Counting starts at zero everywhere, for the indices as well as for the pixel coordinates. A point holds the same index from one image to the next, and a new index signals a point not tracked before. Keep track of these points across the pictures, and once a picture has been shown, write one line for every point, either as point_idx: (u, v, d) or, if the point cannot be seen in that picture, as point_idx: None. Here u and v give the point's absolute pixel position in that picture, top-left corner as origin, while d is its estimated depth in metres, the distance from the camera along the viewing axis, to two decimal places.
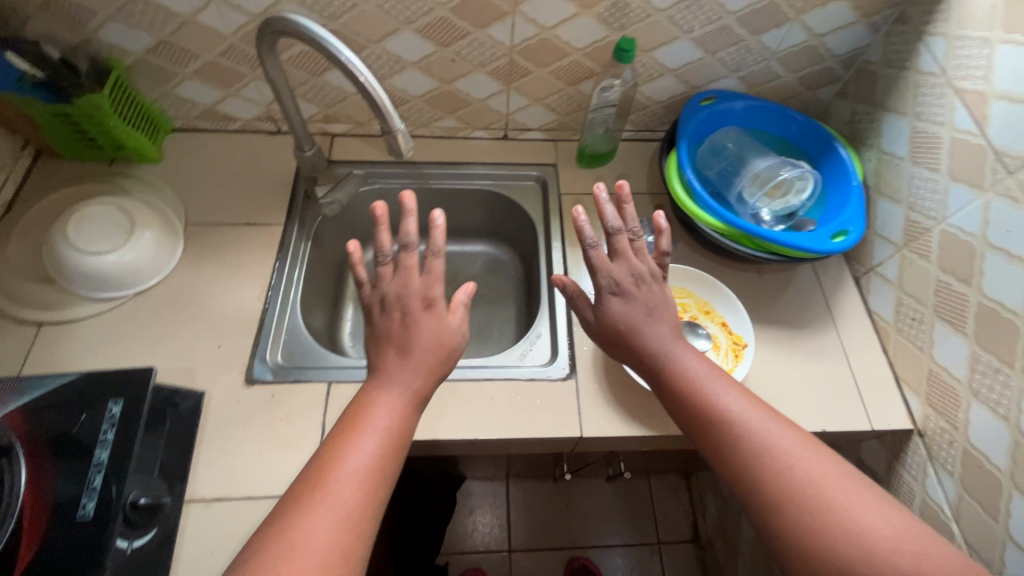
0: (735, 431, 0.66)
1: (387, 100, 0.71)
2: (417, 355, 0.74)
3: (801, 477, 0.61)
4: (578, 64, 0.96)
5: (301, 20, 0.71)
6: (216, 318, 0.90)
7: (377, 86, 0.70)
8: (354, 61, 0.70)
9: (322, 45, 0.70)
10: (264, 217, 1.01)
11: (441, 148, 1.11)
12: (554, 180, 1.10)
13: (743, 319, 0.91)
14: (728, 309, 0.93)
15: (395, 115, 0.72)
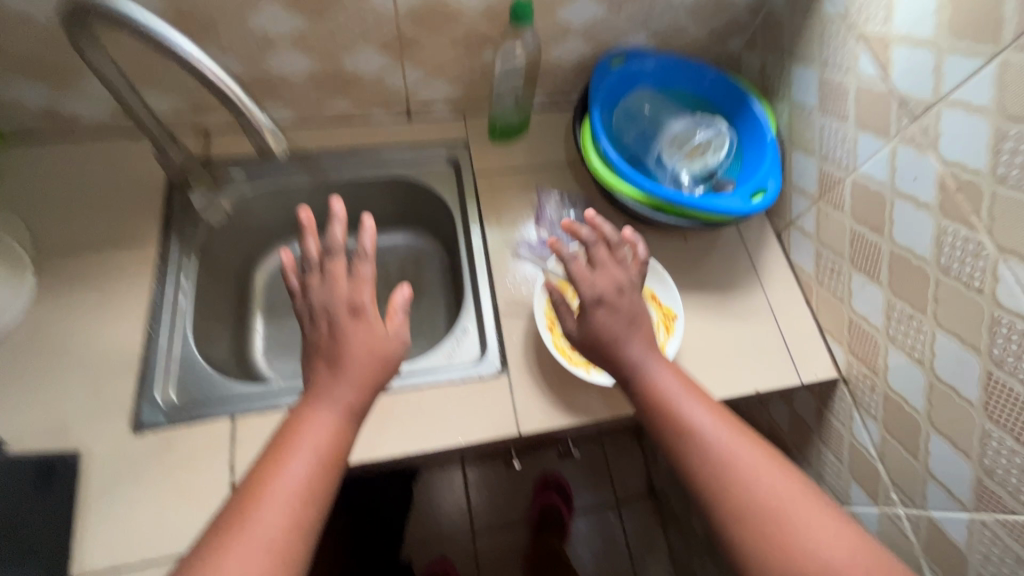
0: (704, 450, 0.64)
1: (244, 95, 0.61)
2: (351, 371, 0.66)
3: (763, 496, 0.61)
4: (475, 29, 0.87)
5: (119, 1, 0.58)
6: (88, 361, 0.78)
7: (228, 80, 0.60)
8: (195, 52, 0.59)
9: (150, 35, 0.58)
10: (133, 235, 0.87)
11: (338, 135, 1.00)
12: (466, 160, 1.02)
13: (672, 291, 0.88)
14: (655, 281, 0.90)
15: (258, 110, 0.62)
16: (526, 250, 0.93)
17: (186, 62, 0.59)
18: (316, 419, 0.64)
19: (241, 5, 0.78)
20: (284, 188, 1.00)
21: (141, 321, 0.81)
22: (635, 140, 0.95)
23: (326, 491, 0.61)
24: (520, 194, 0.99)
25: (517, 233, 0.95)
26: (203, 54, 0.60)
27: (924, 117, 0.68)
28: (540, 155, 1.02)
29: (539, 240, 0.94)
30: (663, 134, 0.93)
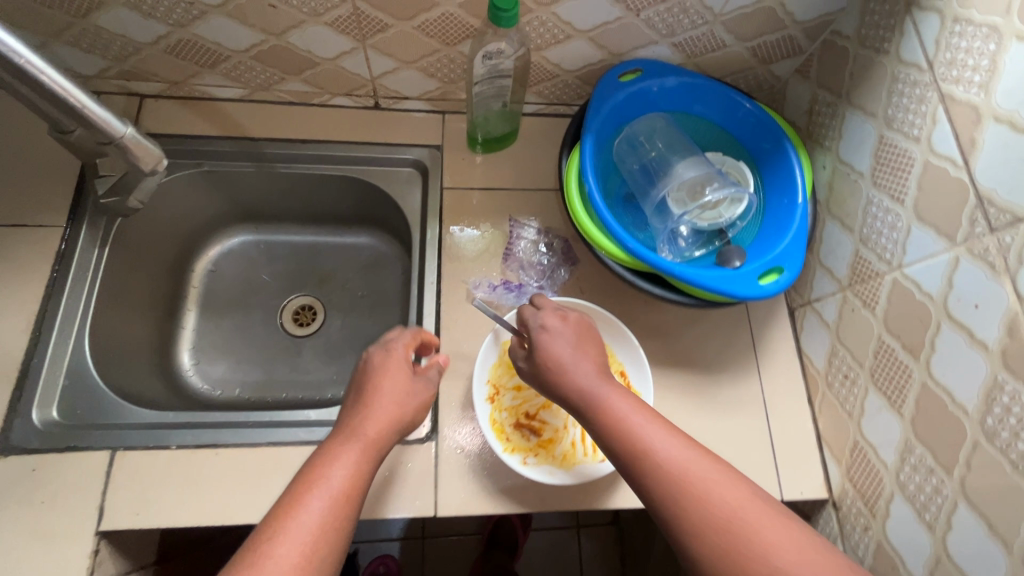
0: (660, 471, 0.52)
1: (107, 114, 0.51)
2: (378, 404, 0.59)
3: (730, 513, 0.49)
4: (453, 19, 0.70)
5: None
6: None
7: (88, 100, 0.50)
8: (13, 46, 0.44)
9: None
10: (37, 216, 0.76)
11: (291, 120, 0.85)
12: (437, 168, 0.86)
13: (645, 375, 0.72)
14: (628, 358, 0.74)
15: (118, 123, 0.52)
16: (485, 290, 0.79)
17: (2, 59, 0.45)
18: (338, 450, 0.56)
19: None
20: (221, 174, 0.86)
21: (27, 322, 0.72)
22: (634, 177, 0.79)
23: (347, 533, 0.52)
24: (491, 219, 0.83)
25: (478, 268, 0.80)
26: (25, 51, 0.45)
27: (1007, 232, 0.50)
28: (524, 174, 0.86)
29: (502, 282, 0.79)
30: (668, 174, 0.76)
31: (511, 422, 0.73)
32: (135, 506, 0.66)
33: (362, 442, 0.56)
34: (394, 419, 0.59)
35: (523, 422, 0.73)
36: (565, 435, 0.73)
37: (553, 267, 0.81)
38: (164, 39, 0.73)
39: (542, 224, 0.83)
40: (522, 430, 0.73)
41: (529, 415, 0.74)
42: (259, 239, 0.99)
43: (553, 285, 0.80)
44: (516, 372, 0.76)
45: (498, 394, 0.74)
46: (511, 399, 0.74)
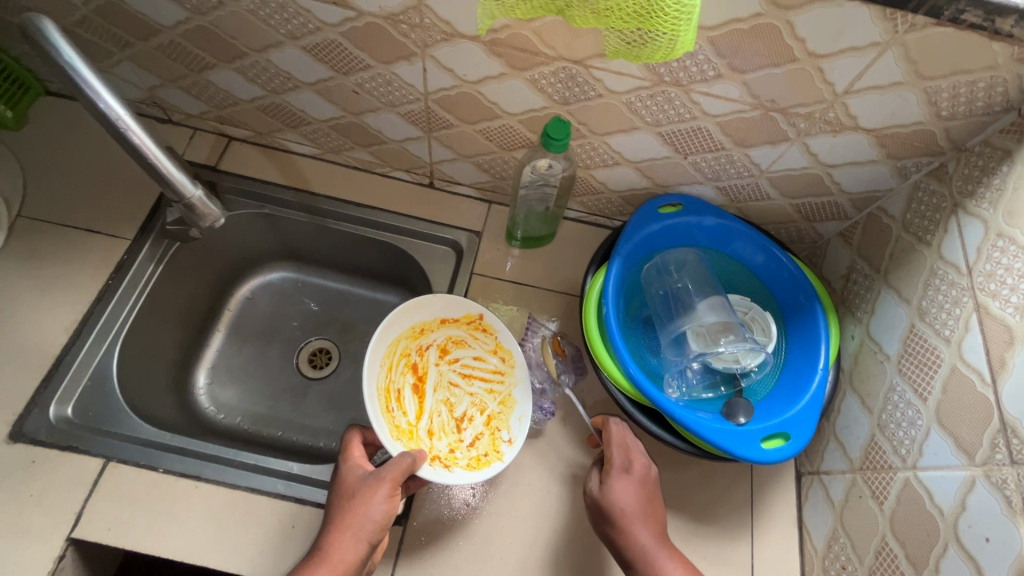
0: None
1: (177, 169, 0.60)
2: (349, 519, 0.62)
3: None
4: (513, 130, 0.75)
5: (46, 32, 0.49)
6: (7, 347, 0.75)
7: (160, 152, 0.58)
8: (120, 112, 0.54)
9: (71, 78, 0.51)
10: (113, 226, 0.85)
11: (351, 182, 0.92)
12: (472, 252, 0.90)
13: (451, 301, 0.80)
14: (439, 304, 0.80)
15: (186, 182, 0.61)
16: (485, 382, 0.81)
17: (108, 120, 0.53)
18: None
19: (265, 44, 0.70)
20: (278, 219, 0.93)
21: (72, 321, 0.78)
22: (658, 304, 0.80)
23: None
24: (511, 312, 0.86)
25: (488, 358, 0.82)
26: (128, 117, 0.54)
27: None
28: (553, 274, 0.89)
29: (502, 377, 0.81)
30: (690, 309, 0.77)
31: (461, 446, 0.78)
32: (111, 520, 0.68)
33: (334, 563, 0.60)
34: (359, 532, 0.61)
35: (465, 436, 0.79)
36: (478, 397, 0.81)
37: (558, 377, 0.80)
38: (259, 99, 0.82)
39: (560, 326, 0.85)
40: (471, 436, 0.79)
41: (457, 428, 0.79)
42: (299, 278, 1.05)
43: (554, 391, 0.81)
44: (416, 435, 0.78)
45: (437, 454, 0.76)
46: (441, 442, 0.78)
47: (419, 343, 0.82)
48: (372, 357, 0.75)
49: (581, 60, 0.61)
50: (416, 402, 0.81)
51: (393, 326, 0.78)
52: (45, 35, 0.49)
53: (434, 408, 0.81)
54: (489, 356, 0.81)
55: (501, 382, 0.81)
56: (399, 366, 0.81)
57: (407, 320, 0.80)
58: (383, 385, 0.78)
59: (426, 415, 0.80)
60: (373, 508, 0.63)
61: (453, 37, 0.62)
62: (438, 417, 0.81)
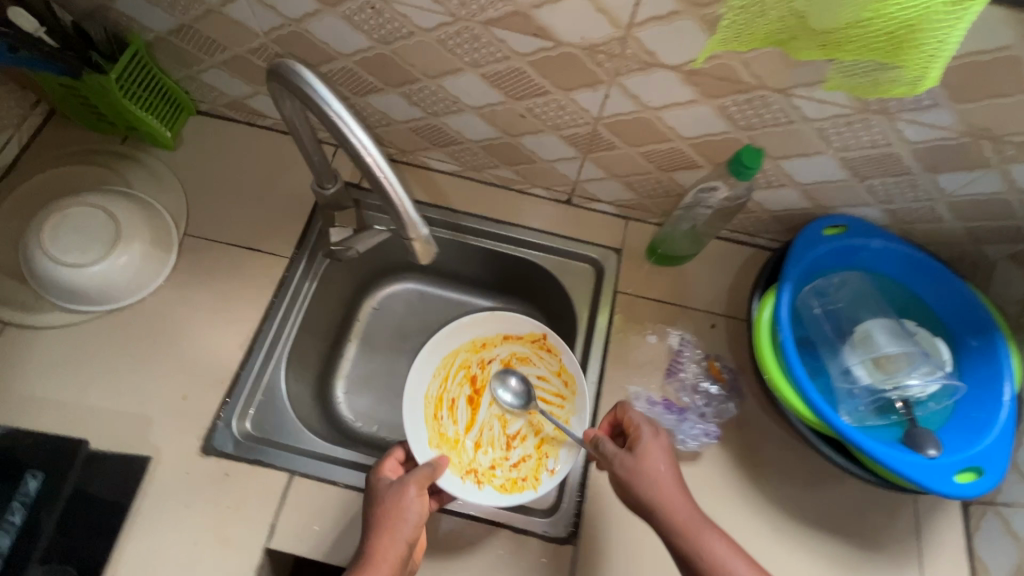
0: None
1: (411, 207, 0.56)
2: (386, 525, 0.63)
3: None
4: (680, 153, 0.74)
5: (303, 72, 0.53)
6: (189, 364, 0.79)
7: (397, 186, 0.54)
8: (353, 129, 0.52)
9: (328, 116, 0.53)
10: (271, 244, 0.88)
11: (490, 199, 0.93)
12: (614, 270, 0.90)
13: (516, 321, 0.85)
14: (506, 318, 0.86)
15: (419, 222, 0.57)
16: (644, 404, 0.80)
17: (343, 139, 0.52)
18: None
19: (441, 71, 0.71)
20: None
21: (244, 338, 0.82)
22: (821, 325, 0.80)
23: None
24: (657, 332, 0.86)
25: (639, 378, 0.82)
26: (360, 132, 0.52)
27: None
28: (696, 293, 0.88)
29: (661, 399, 0.80)
30: (858, 335, 0.76)
31: (502, 464, 0.83)
32: (301, 534, 0.72)
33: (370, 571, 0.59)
34: (399, 533, 0.62)
35: (512, 455, 0.83)
36: (536, 417, 0.85)
37: (722, 399, 0.80)
38: (414, 121, 0.83)
39: (706, 346, 0.84)
40: (517, 457, 0.83)
41: (506, 446, 0.84)
42: (425, 289, 1.07)
43: (717, 417, 0.79)
44: (461, 445, 0.84)
45: (478, 467, 0.82)
46: (485, 455, 0.84)
47: (481, 355, 0.88)
48: (425, 362, 0.84)
49: (785, 88, 0.60)
50: (469, 412, 0.87)
51: (453, 338, 0.86)
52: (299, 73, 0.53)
53: (486, 420, 0.87)
54: (552, 376, 0.85)
55: (561, 407, 0.84)
56: (457, 376, 0.88)
57: (472, 332, 0.87)
58: (436, 392, 0.85)
59: (477, 427, 0.86)
60: (410, 511, 0.64)
61: (651, 67, 0.61)
62: (488, 431, 0.86)
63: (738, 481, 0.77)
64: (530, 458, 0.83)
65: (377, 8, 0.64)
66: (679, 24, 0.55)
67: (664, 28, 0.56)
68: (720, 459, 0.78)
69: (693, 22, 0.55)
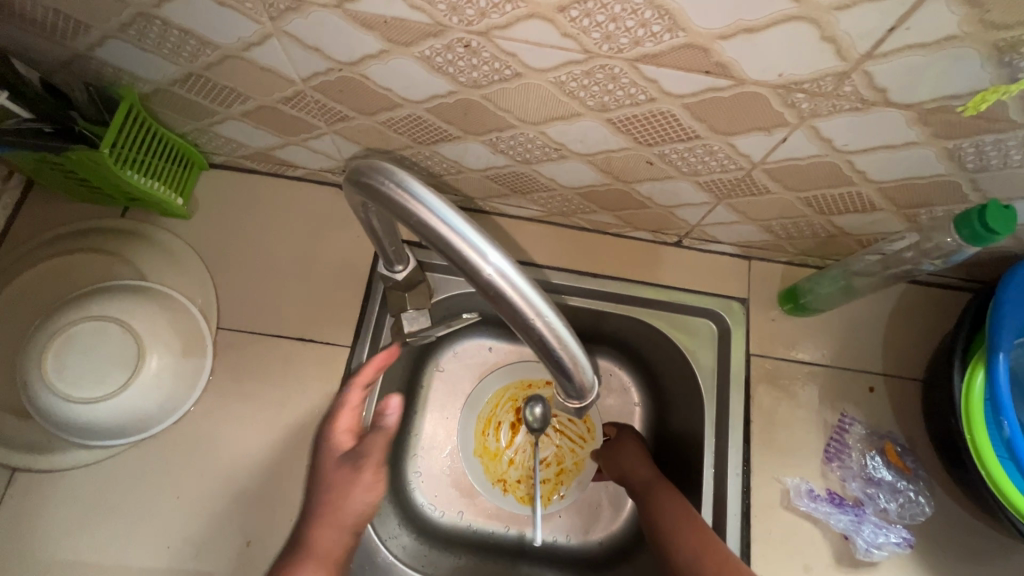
0: None
1: (579, 351, 0.38)
2: (331, 516, 0.59)
3: None
4: (858, 197, 0.57)
5: (417, 191, 0.36)
6: (248, 498, 0.64)
7: (563, 331, 0.37)
8: (510, 273, 0.35)
9: (453, 246, 0.35)
10: (324, 331, 0.71)
11: (581, 248, 0.76)
12: (744, 328, 0.73)
13: None
14: None
15: (588, 366, 0.39)
16: (807, 501, 0.66)
17: (492, 292, 0.35)
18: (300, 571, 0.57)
19: (548, 117, 0.53)
20: None
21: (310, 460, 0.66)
22: None
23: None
24: (805, 403, 0.71)
25: (792, 465, 0.68)
26: (517, 277, 0.35)
27: None
28: (846, 349, 0.73)
29: (827, 493, 0.66)
30: None
31: (529, 480, 0.82)
32: None
33: (319, 556, 0.58)
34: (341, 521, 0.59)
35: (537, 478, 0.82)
36: (563, 454, 0.83)
37: (908, 493, 0.65)
38: (494, 169, 0.65)
39: (867, 419, 0.69)
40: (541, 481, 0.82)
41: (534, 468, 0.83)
42: (512, 349, 0.87)
43: (906, 518, 0.65)
44: (496, 455, 0.83)
45: (504, 479, 0.82)
46: (514, 471, 0.82)
47: (534, 384, 0.86)
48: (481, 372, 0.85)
49: None
50: (511, 433, 0.84)
51: (516, 361, 0.87)
52: (413, 193, 0.35)
53: (523, 442, 0.84)
54: (580, 422, 0.84)
55: (582, 452, 0.83)
56: (507, 397, 0.85)
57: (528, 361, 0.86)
58: (485, 405, 0.84)
59: (515, 447, 0.84)
60: (355, 498, 0.60)
61: (869, 107, 0.44)
62: (523, 451, 0.84)
63: None
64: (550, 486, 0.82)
65: (472, 45, 0.45)
66: (948, 52, 0.37)
67: (915, 60, 0.39)
68: (902, 561, 0.64)
69: (973, 51, 0.37)
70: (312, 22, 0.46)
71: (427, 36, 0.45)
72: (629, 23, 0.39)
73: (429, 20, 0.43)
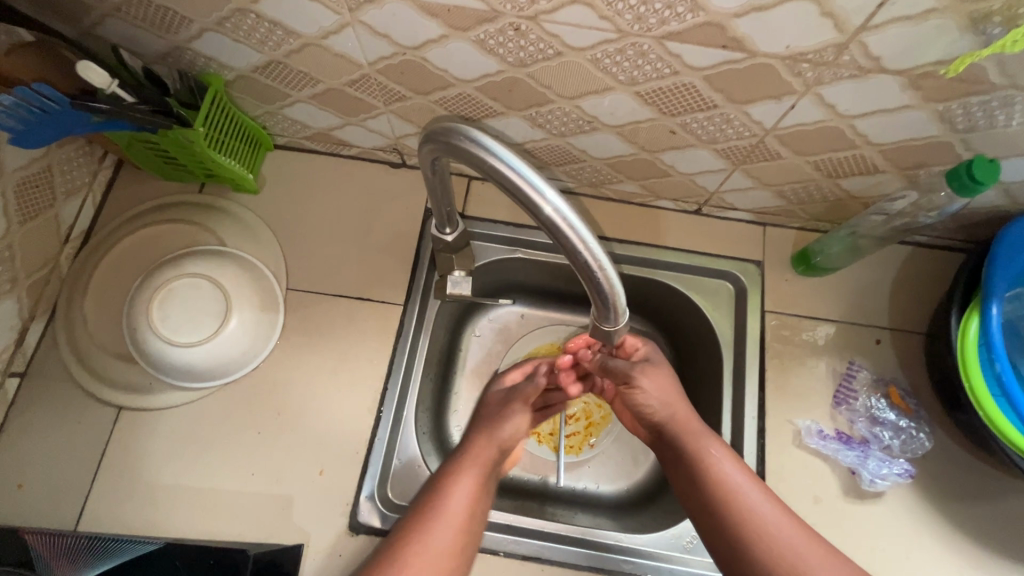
0: (767, 546, 0.60)
1: (616, 280, 0.46)
2: (493, 428, 0.74)
3: None
4: (863, 160, 0.63)
5: (488, 145, 0.43)
6: (318, 434, 0.74)
7: (604, 262, 0.45)
8: (563, 211, 0.42)
9: (517, 189, 0.42)
10: (380, 291, 0.80)
11: (609, 217, 0.83)
12: (759, 287, 0.80)
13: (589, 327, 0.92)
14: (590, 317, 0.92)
15: (622, 294, 0.47)
16: (817, 439, 0.73)
17: (551, 228, 0.42)
18: (464, 469, 0.69)
19: (583, 92, 0.60)
20: (532, 262, 0.85)
21: (372, 401, 0.75)
22: None
23: (484, 515, 0.67)
24: (816, 354, 0.77)
25: (804, 409, 0.75)
26: (571, 215, 0.42)
27: None
28: (855, 305, 0.79)
29: (835, 432, 0.73)
30: None
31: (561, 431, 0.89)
32: None
33: (478, 460, 0.70)
34: (497, 437, 0.73)
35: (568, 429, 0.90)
36: (590, 408, 0.91)
37: (911, 431, 0.72)
38: (532, 142, 0.73)
39: (874, 367, 0.76)
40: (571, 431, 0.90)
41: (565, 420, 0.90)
42: (541, 314, 0.93)
43: (908, 452, 0.72)
44: None
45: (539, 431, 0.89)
46: (547, 424, 0.90)
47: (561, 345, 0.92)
48: (512, 335, 0.92)
49: None
50: None
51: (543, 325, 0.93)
52: (484, 146, 0.43)
53: None
54: None
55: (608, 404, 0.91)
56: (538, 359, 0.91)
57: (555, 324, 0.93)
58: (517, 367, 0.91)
59: None
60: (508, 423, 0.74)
61: (867, 73, 0.50)
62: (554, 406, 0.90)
63: (928, 517, 0.70)
64: (580, 435, 0.90)
65: (521, 29, 0.53)
66: (930, 23, 0.44)
67: (904, 31, 0.45)
68: (905, 493, 0.71)
69: (952, 21, 0.44)
70: (384, 12, 0.55)
71: (483, 21, 0.53)
72: (657, 6, 0.47)
73: (485, 7, 0.51)
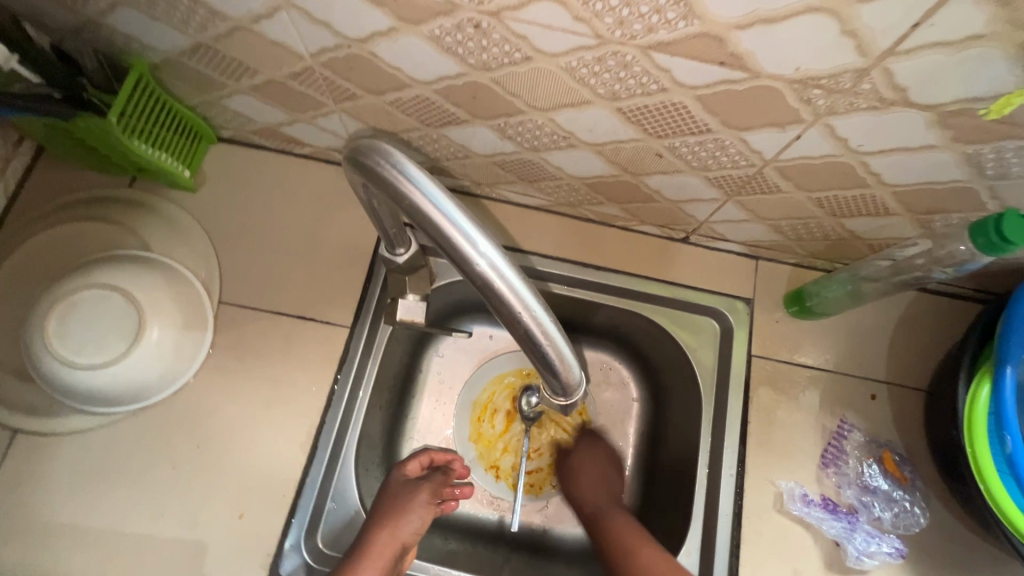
0: None
1: (565, 347, 0.38)
2: (391, 522, 0.64)
3: None
4: (873, 200, 0.56)
5: (416, 177, 0.35)
6: (241, 471, 0.65)
7: (550, 330, 0.37)
8: (501, 267, 0.34)
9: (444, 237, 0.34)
10: (324, 310, 0.71)
11: (587, 240, 0.75)
12: (748, 327, 0.72)
13: None
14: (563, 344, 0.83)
15: (573, 364, 0.39)
16: (800, 505, 0.66)
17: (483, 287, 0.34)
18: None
19: (556, 104, 0.52)
20: None
21: (306, 436, 0.67)
22: None
23: None
24: (805, 408, 0.70)
25: (788, 469, 0.67)
26: (510, 272, 0.35)
27: None
28: (851, 354, 0.71)
29: (821, 498, 0.66)
30: None
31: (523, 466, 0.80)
32: None
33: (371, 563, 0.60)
34: (396, 536, 0.64)
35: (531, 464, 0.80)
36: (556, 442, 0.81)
37: (904, 504, 0.65)
38: (502, 155, 0.64)
39: (867, 426, 0.69)
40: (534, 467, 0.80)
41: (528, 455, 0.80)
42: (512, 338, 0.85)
43: (900, 529, 0.65)
44: (491, 442, 0.81)
45: (499, 465, 0.80)
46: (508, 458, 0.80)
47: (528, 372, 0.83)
48: (476, 357, 0.83)
49: None
50: (506, 420, 0.82)
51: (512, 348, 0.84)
52: (410, 179, 0.34)
53: (517, 430, 0.81)
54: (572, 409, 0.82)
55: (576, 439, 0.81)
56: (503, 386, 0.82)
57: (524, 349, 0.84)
58: (480, 394, 0.82)
59: (509, 435, 0.81)
60: (408, 521, 0.65)
61: (888, 106, 0.42)
62: (517, 438, 0.81)
63: None
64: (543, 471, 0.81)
65: (483, 26, 0.44)
66: (970, 52, 0.36)
67: (937, 59, 0.37)
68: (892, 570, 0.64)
69: (998, 51, 0.36)
70: None
71: (438, 14, 0.44)
72: (642, 9, 0.38)
73: None
